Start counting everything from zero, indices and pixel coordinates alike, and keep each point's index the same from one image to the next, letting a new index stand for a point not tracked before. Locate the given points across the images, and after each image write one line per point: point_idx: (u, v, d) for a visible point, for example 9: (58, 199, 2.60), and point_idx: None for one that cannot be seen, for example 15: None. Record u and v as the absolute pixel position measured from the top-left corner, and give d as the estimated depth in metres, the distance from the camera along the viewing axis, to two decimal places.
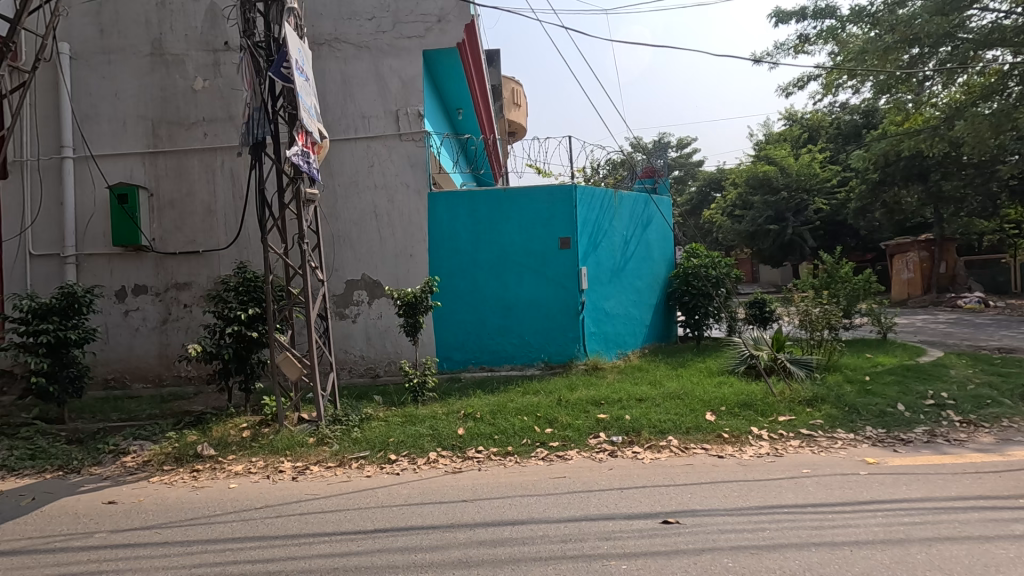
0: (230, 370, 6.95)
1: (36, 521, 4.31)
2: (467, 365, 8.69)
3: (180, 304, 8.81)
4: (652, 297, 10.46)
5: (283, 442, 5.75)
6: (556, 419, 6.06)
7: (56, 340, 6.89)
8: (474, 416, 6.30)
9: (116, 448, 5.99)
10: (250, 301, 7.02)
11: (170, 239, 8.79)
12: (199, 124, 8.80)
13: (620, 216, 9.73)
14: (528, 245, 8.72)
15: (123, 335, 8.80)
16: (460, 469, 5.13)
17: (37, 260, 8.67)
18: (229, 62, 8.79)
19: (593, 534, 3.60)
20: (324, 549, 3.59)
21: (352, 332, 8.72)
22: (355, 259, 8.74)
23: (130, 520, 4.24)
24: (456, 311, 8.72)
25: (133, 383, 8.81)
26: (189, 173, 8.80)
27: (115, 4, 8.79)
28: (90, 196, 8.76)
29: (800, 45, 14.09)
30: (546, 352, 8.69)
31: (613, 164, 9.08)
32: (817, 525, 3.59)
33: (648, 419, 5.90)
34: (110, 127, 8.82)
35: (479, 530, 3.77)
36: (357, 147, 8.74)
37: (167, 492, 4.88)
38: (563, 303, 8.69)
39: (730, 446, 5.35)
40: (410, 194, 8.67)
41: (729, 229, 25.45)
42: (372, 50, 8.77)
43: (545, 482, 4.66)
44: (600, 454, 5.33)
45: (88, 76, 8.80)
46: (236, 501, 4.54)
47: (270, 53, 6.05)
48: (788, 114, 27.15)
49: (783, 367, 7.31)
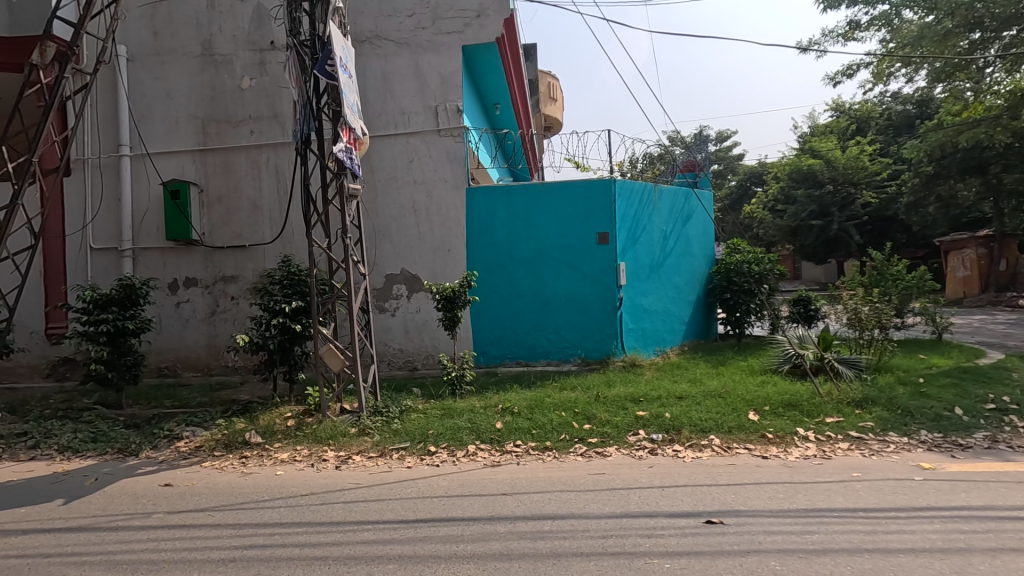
0: (275, 361, 7.17)
1: (99, 500, 4.56)
2: (503, 360, 8.74)
3: (227, 297, 9.13)
4: (692, 294, 10.28)
5: (327, 432, 5.91)
6: (595, 416, 6.02)
7: (114, 329, 7.26)
8: (511, 410, 6.34)
9: (170, 434, 6.27)
10: (295, 294, 7.21)
11: (219, 234, 9.12)
12: (246, 122, 9.07)
13: (660, 210, 9.59)
14: (564, 240, 8.68)
15: (175, 325, 9.19)
16: (499, 463, 5.16)
17: (96, 254, 9.13)
18: (274, 61, 9.03)
19: (634, 531, 3.57)
20: (369, 536, 3.67)
21: (391, 325, 8.87)
22: (394, 254, 8.87)
23: (185, 502, 4.44)
24: (493, 306, 8.76)
25: (184, 371, 9.19)
26: (236, 169, 9.09)
27: (167, 7, 9.12)
28: (144, 192, 9.15)
29: (850, 32, 13.50)
30: (583, 348, 8.64)
31: (650, 158, 8.94)
32: (869, 529, 3.47)
33: (688, 418, 5.80)
34: (163, 126, 9.18)
35: (520, 523, 3.79)
36: (396, 142, 8.86)
37: (218, 476, 5.08)
38: (601, 299, 8.62)
39: (775, 447, 5.22)
40: (448, 189, 8.75)
41: (771, 224, 24.61)
42: (412, 47, 8.86)
43: (585, 477, 4.65)
44: (639, 451, 5.27)
45: (142, 77, 9.18)
46: (283, 488, 4.69)
47: (316, 52, 6.19)
48: (835, 104, 26.08)
49: (831, 367, 7.07)
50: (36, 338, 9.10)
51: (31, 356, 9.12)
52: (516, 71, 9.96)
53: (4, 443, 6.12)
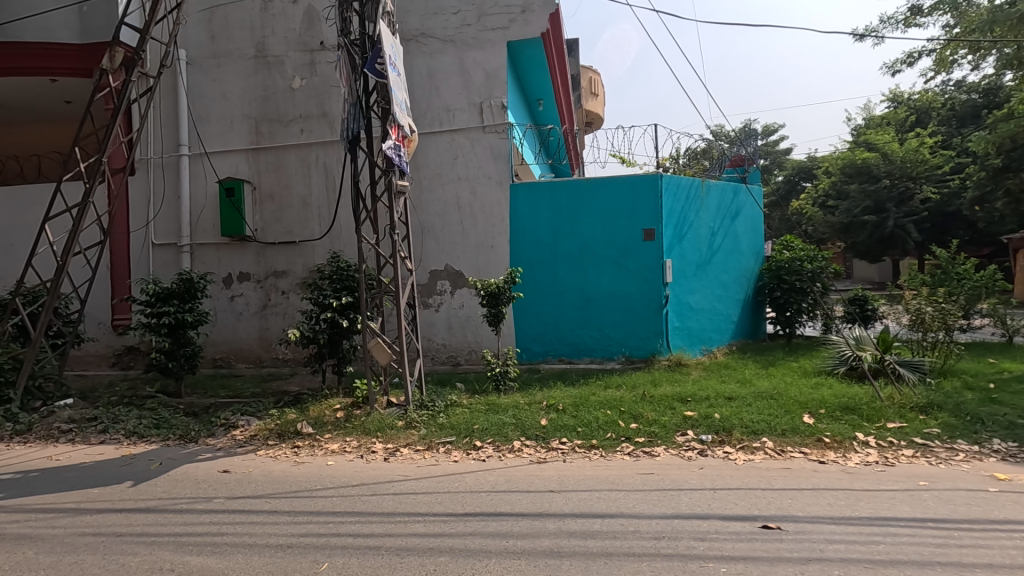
0: (324, 354, 7.36)
1: (164, 483, 4.79)
2: (546, 357, 8.71)
3: (278, 291, 9.42)
4: (741, 292, 9.99)
5: (375, 424, 6.04)
6: (641, 415, 5.94)
7: (175, 321, 7.60)
8: (556, 408, 6.31)
9: (226, 422, 6.53)
10: (343, 289, 7.37)
11: (271, 230, 9.43)
12: (296, 121, 9.32)
13: (708, 206, 9.35)
14: (609, 236, 8.58)
15: (229, 318, 9.55)
16: (545, 459, 5.14)
17: (157, 249, 9.58)
18: (324, 61, 9.24)
19: (687, 534, 3.49)
20: (419, 529, 3.72)
21: (435, 320, 8.97)
22: (438, 250, 8.96)
23: (242, 489, 4.60)
24: (536, 303, 8.75)
25: (237, 362, 9.55)
26: (287, 167, 9.36)
27: (223, 12, 9.45)
28: (201, 190, 9.54)
29: (912, 17, 12.80)
30: (627, 346, 8.53)
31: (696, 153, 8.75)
32: (941, 542, 3.29)
33: (739, 419, 5.64)
34: (219, 126, 9.53)
35: (568, 520, 3.77)
36: (441, 140, 8.93)
37: (272, 465, 5.25)
38: (646, 296, 8.48)
39: (833, 452, 5.01)
40: (491, 186, 8.77)
41: (820, 221, 23.70)
42: (457, 44, 8.91)
43: (632, 477, 4.59)
44: (688, 452, 5.16)
45: (200, 80, 9.56)
46: (335, 477, 4.81)
47: (366, 51, 6.28)
48: (892, 95, 24.87)
49: (892, 369, 6.75)
50: (103, 329, 9.63)
51: (99, 345, 9.66)
52: (561, 66, 9.90)
53: (76, 427, 6.49)
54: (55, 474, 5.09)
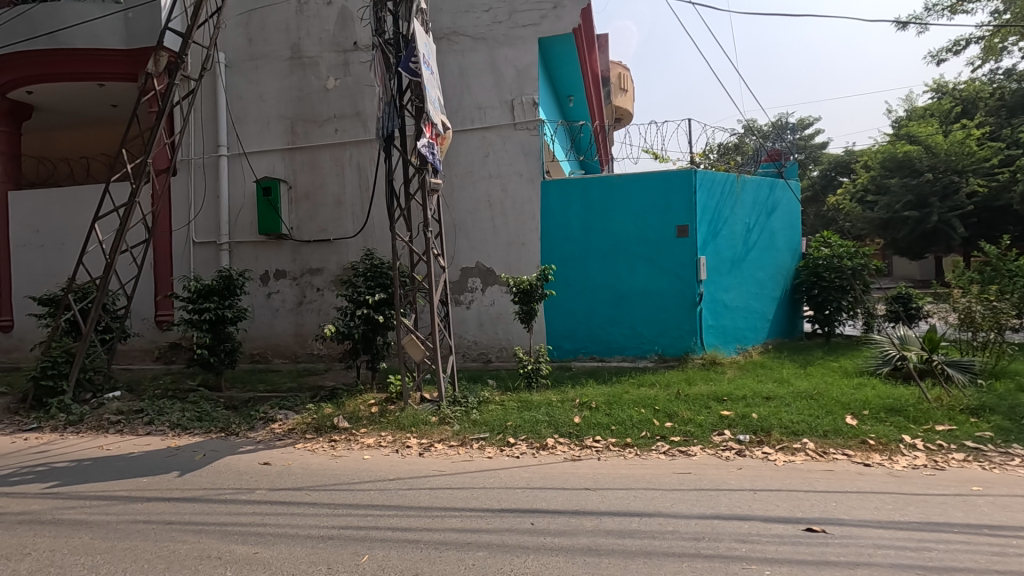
0: (358, 350, 7.48)
1: (208, 474, 4.94)
2: (577, 355, 8.67)
3: (313, 288, 9.60)
4: (777, 290, 9.76)
5: (409, 419, 6.11)
6: (677, 414, 5.86)
7: (216, 317, 7.82)
8: (590, 405, 6.28)
9: (266, 416, 6.69)
10: (377, 286, 7.47)
11: (306, 228, 9.61)
12: (330, 121, 9.48)
13: (743, 202, 9.16)
14: (641, 233, 8.49)
15: (266, 314, 9.79)
16: (579, 457, 5.12)
17: (198, 247, 9.86)
18: (357, 61, 9.37)
19: (728, 535, 3.43)
20: (456, 523, 3.74)
21: (466, 317, 9.01)
22: (469, 247, 8.99)
23: (283, 481, 4.71)
24: (567, 300, 8.71)
25: (274, 358, 9.78)
26: (322, 166, 9.53)
27: (261, 15, 9.67)
28: (240, 189, 9.78)
29: (958, 4, 12.29)
30: (659, 345, 8.43)
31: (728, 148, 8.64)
32: (998, 551, 3.15)
33: (778, 419, 5.52)
34: (256, 126, 9.75)
35: (606, 519, 3.74)
36: (473, 138, 8.96)
37: (311, 458, 5.36)
38: (679, 294, 8.37)
39: (878, 455, 4.86)
40: (523, 183, 8.77)
41: (859, 217, 23.03)
42: (488, 42, 8.92)
43: (669, 476, 4.52)
44: (726, 452, 5.07)
45: (238, 82, 9.80)
46: (371, 471, 4.88)
47: (400, 50, 6.34)
48: (936, 85, 23.94)
49: (941, 370, 6.50)
50: (147, 324, 9.97)
51: (143, 340, 10.00)
52: (592, 62, 9.83)
53: (124, 418, 6.75)
54: (106, 463, 5.30)
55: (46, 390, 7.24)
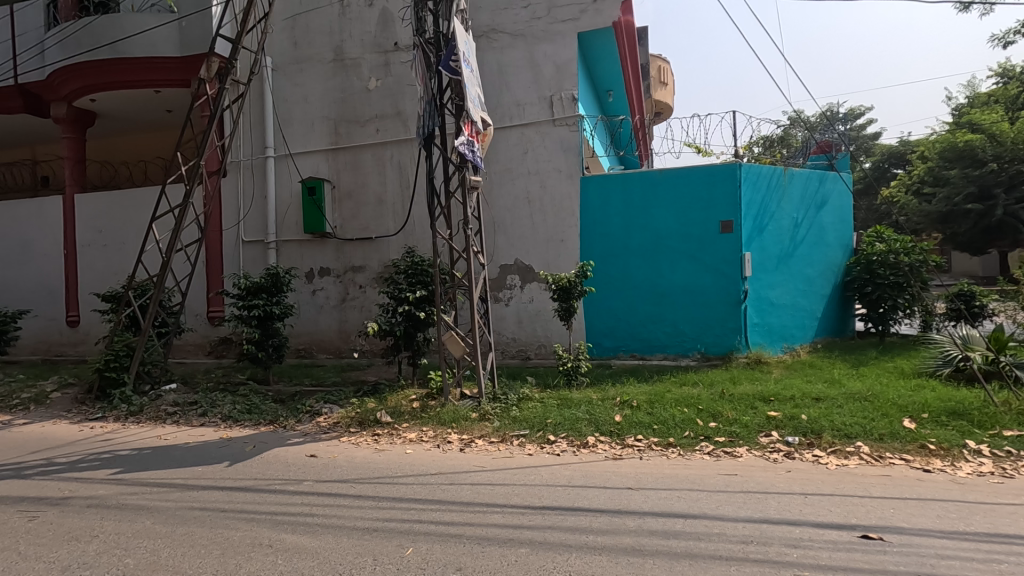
0: (400, 346, 7.60)
1: (259, 464, 5.13)
2: (617, 352, 8.58)
3: (356, 285, 9.82)
4: (826, 287, 9.39)
5: (450, 415, 6.18)
6: (721, 414, 5.72)
7: (264, 314, 8.09)
8: (631, 404, 6.20)
9: (312, 409, 6.88)
10: (418, 283, 7.57)
11: (349, 227, 9.83)
12: (372, 121, 9.65)
13: (791, 196, 8.84)
14: (683, 229, 8.31)
15: (311, 311, 10.06)
16: (621, 456, 5.06)
17: (247, 246, 10.22)
18: (398, 61, 9.50)
19: (778, 539, 3.32)
20: (498, 519, 3.76)
21: (505, 315, 9.04)
22: (508, 244, 9.00)
23: (329, 473, 4.84)
24: (607, 297, 8.62)
25: (319, 353, 10.05)
26: (363, 166, 9.72)
27: (305, 19, 9.94)
28: (285, 189, 10.08)
29: None
30: (702, 343, 8.24)
31: (768, 138, 8.42)
32: None
33: (830, 421, 5.31)
34: (301, 128, 10.02)
35: (649, 519, 3.68)
36: (511, 134, 8.96)
37: (355, 451, 5.48)
38: (723, 291, 8.16)
39: (939, 460, 4.61)
40: (562, 180, 8.72)
41: (915, 210, 21.91)
42: (527, 38, 8.89)
43: (715, 477, 4.42)
44: (774, 454, 4.92)
45: (284, 85, 10.10)
46: (414, 466, 4.95)
47: (440, 48, 6.39)
48: (1001, 69, 22.51)
49: (1009, 372, 6.12)
50: (200, 320, 10.41)
51: (196, 335, 10.44)
52: (632, 56, 9.67)
53: (180, 410, 7.06)
54: (164, 452, 5.57)
55: (109, 382, 7.65)
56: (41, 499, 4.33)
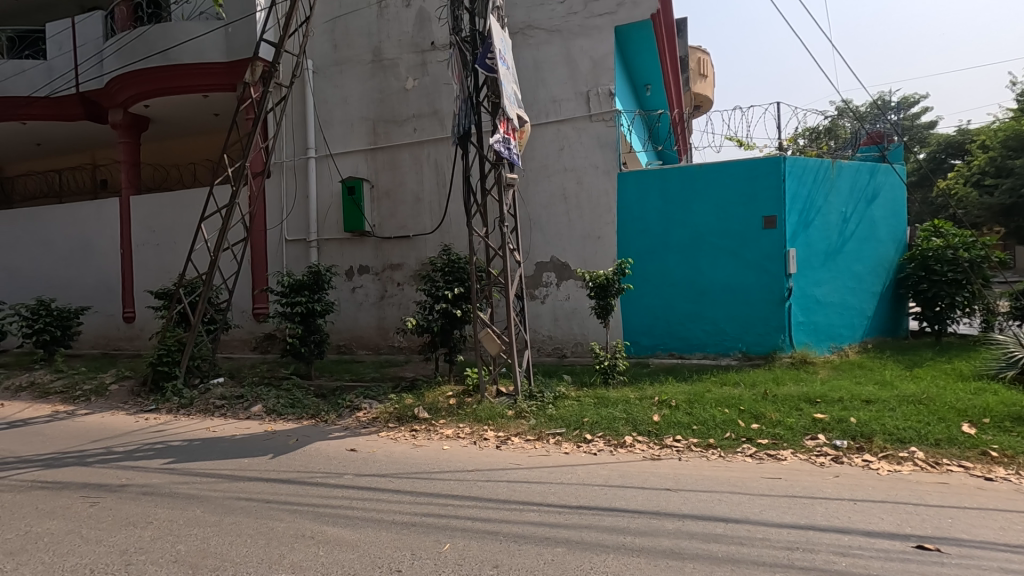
0: (437, 343, 7.67)
1: (302, 457, 5.27)
2: (655, 351, 8.44)
3: (394, 283, 9.97)
4: (878, 284, 8.98)
5: (486, 412, 6.21)
6: (763, 415, 5.55)
7: (306, 310, 8.31)
8: (669, 403, 6.09)
9: (351, 404, 7.04)
10: (455, 281, 7.62)
11: (387, 225, 9.98)
12: (409, 120, 9.77)
13: (839, 189, 8.49)
14: (724, 224, 8.10)
15: (351, 308, 10.28)
16: (659, 456, 4.98)
17: (289, 244, 10.51)
18: (435, 61, 9.59)
19: (825, 547, 3.20)
20: (535, 517, 3.75)
21: (541, 312, 9.01)
22: (544, 242, 8.97)
23: (368, 467, 4.94)
24: (644, 295, 8.49)
25: (358, 349, 10.26)
26: (401, 165, 9.85)
27: (345, 21, 10.13)
28: (326, 189, 10.31)
29: None
30: (744, 342, 8.02)
31: (816, 131, 8.14)
32: None
33: (881, 425, 5.08)
34: (341, 129, 10.23)
35: (689, 521, 3.61)
36: (547, 131, 8.91)
37: (394, 446, 5.57)
38: (766, 289, 7.91)
39: (1002, 468, 4.35)
40: (599, 176, 8.62)
41: (974, 203, 20.71)
42: (563, 33, 8.82)
43: (757, 480, 4.29)
44: (820, 458, 4.74)
45: (325, 86, 10.32)
46: (451, 462, 5.00)
47: (477, 47, 6.41)
48: None
49: None
50: (246, 316, 10.77)
51: (242, 331, 10.81)
52: (671, 48, 9.47)
53: (228, 403, 7.33)
54: (212, 444, 5.79)
55: (161, 375, 8.01)
56: (101, 485, 4.57)
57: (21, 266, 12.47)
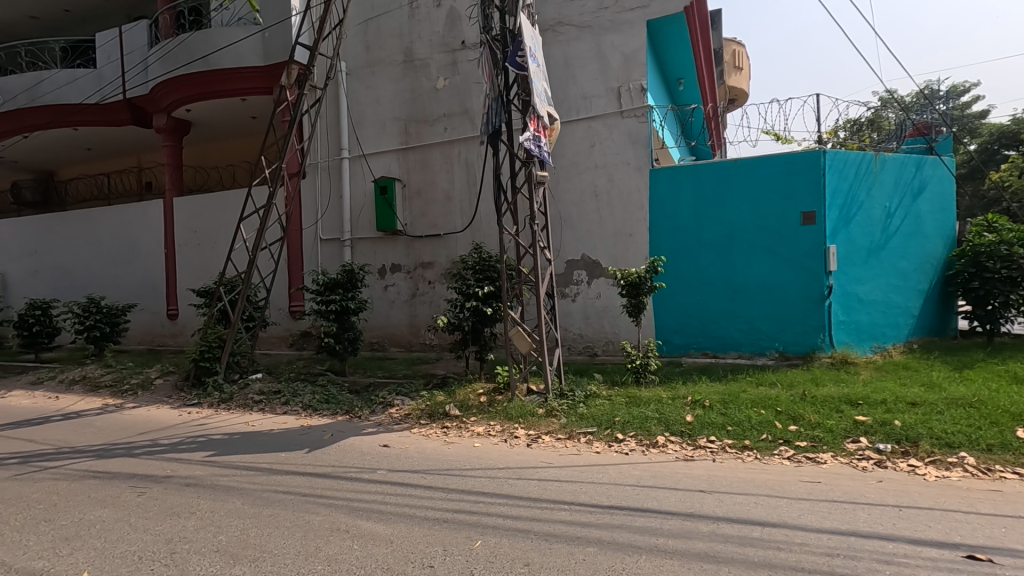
0: (468, 341, 7.72)
1: (336, 452, 5.38)
2: (688, 350, 8.30)
3: (425, 281, 10.07)
4: (924, 282, 8.61)
5: (516, 410, 6.22)
6: (802, 417, 5.39)
7: (340, 308, 8.48)
8: (703, 404, 5.98)
9: (384, 401, 7.14)
10: (485, 279, 7.65)
11: (418, 224, 10.09)
12: (440, 120, 9.85)
13: (883, 183, 8.18)
14: (761, 221, 7.90)
15: (383, 306, 10.43)
16: (692, 457, 4.89)
17: (324, 243, 10.73)
18: (465, 60, 9.63)
19: (867, 554, 3.09)
20: (566, 516, 3.74)
21: (572, 310, 8.97)
22: (575, 239, 8.92)
23: (401, 463, 5.00)
24: (677, 293, 8.35)
25: (391, 346, 10.40)
26: (432, 164, 9.94)
27: (377, 23, 10.27)
28: (359, 189, 10.48)
29: None
30: (781, 341, 7.82)
31: (857, 122, 7.89)
32: None
33: (928, 429, 4.88)
34: (373, 129, 10.38)
35: (724, 524, 3.54)
36: (578, 128, 8.85)
37: (425, 443, 5.63)
38: (804, 287, 7.69)
39: None
40: (630, 172, 8.52)
41: None
42: (594, 29, 8.74)
43: (795, 484, 4.18)
44: (862, 462, 4.58)
45: (358, 88, 10.49)
46: (482, 459, 5.02)
47: (507, 45, 6.41)
48: None
49: None
50: (282, 314, 11.05)
51: (279, 328, 11.10)
52: (705, 41, 9.29)
53: (265, 398, 7.54)
54: (251, 438, 5.96)
55: (203, 370, 8.29)
56: (148, 476, 4.76)
57: (73, 266, 13.09)
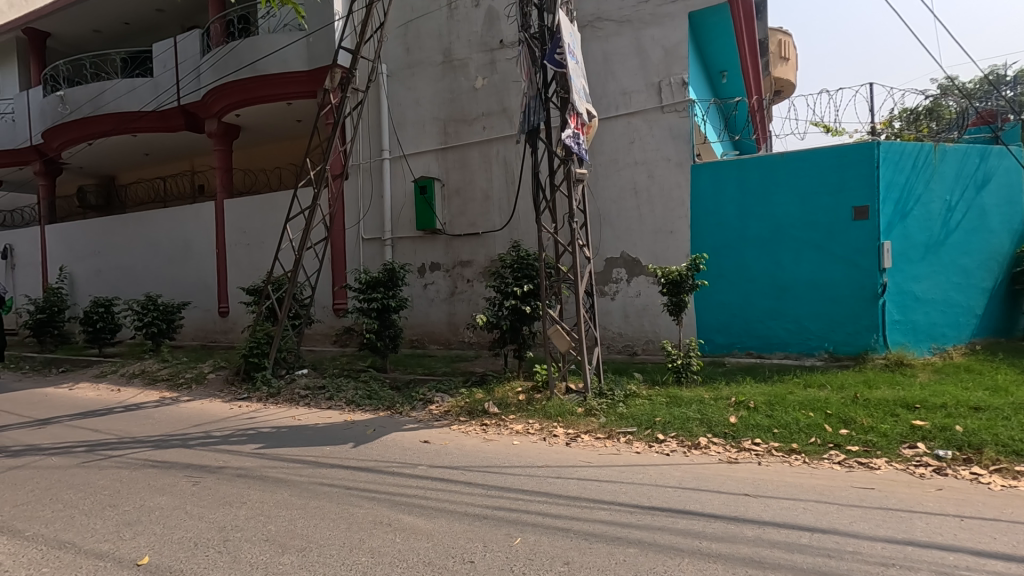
0: (506, 339, 7.75)
1: (378, 447, 5.49)
2: (732, 349, 8.10)
3: (464, 279, 10.16)
4: (989, 280, 8.13)
5: (555, 408, 6.20)
6: (854, 420, 5.18)
7: (382, 306, 8.65)
8: (747, 405, 5.82)
9: (424, 397, 7.25)
10: (524, 277, 7.67)
11: (457, 223, 10.19)
12: (479, 119, 9.91)
13: (942, 175, 7.75)
14: (809, 216, 7.62)
15: (423, 304, 10.58)
16: (736, 460, 4.77)
17: (366, 243, 10.97)
18: (504, 58, 9.65)
19: (925, 565, 2.94)
20: (605, 516, 3.71)
21: (611, 309, 8.88)
22: (614, 237, 8.83)
23: (441, 459, 5.07)
24: (720, 291, 8.16)
25: (430, 344, 10.54)
26: (471, 163, 10.02)
27: (417, 25, 10.42)
28: (400, 189, 10.66)
29: None
30: (830, 341, 7.53)
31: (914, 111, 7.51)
32: None
33: (993, 435, 4.61)
34: (413, 130, 10.53)
35: (769, 529, 3.44)
36: (617, 124, 8.75)
37: (465, 439, 5.69)
38: (856, 284, 7.38)
39: None
40: (671, 168, 8.36)
41: None
42: (633, 24, 8.62)
43: (846, 490, 4.02)
44: (920, 469, 4.35)
45: (398, 89, 10.67)
46: (521, 457, 5.04)
47: (545, 43, 6.39)
48: None
49: None
50: (326, 311, 11.36)
51: (324, 325, 11.41)
52: (750, 31, 9.03)
53: (310, 393, 7.77)
54: (297, 431, 6.16)
55: (253, 366, 8.61)
56: (202, 466, 4.98)
57: (132, 266, 13.81)
